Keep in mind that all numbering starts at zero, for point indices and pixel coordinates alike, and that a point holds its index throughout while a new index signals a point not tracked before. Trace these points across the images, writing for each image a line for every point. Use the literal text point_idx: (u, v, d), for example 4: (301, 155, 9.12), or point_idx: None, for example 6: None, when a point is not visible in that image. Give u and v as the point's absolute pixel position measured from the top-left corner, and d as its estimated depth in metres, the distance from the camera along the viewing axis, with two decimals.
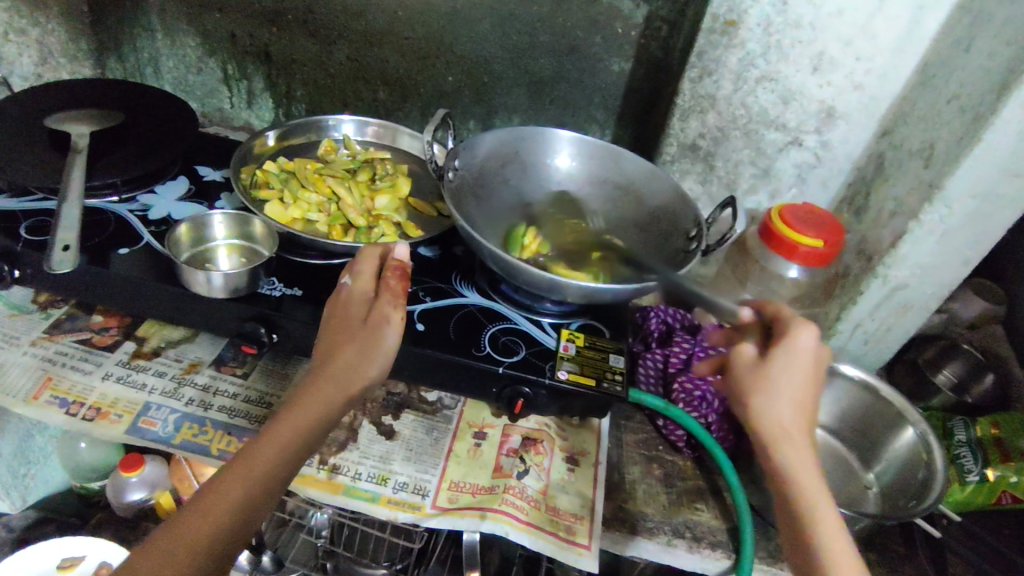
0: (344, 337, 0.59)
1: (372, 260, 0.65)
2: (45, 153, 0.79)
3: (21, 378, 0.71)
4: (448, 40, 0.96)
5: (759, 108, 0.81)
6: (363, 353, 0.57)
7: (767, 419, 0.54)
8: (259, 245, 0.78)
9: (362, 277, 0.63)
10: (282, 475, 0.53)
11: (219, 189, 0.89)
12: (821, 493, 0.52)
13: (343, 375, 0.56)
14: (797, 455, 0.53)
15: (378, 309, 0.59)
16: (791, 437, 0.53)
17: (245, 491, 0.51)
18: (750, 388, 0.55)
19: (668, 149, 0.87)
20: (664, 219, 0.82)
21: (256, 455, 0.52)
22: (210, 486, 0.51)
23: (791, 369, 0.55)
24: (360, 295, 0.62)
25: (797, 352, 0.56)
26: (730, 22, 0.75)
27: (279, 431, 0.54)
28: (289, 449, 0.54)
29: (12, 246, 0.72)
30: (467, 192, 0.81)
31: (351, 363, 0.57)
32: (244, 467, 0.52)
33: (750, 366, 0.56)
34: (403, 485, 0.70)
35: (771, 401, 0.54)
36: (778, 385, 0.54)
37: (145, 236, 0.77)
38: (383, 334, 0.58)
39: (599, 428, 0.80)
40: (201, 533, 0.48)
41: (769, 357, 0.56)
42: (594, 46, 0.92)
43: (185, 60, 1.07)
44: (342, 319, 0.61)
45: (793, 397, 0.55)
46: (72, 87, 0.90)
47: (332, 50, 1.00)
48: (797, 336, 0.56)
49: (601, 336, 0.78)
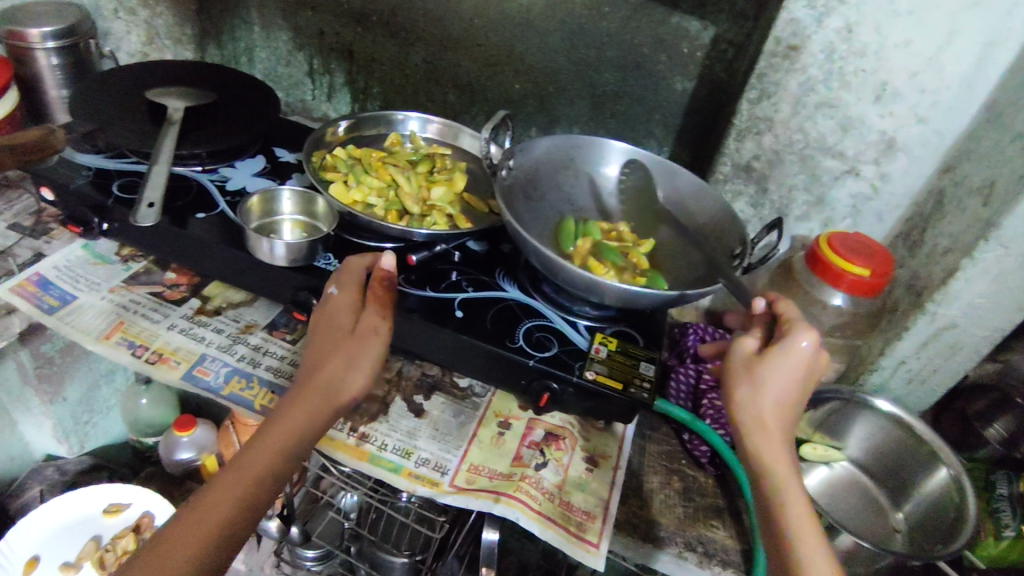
0: (332, 345, 0.65)
1: (355, 273, 0.72)
2: (143, 122, 0.87)
3: (98, 319, 0.78)
4: (517, 49, 1.00)
5: (817, 134, 0.82)
6: (350, 362, 0.63)
7: (748, 413, 0.56)
8: (321, 223, 0.84)
9: (348, 290, 0.70)
10: (273, 482, 0.58)
11: (292, 169, 0.95)
12: (795, 490, 0.53)
13: (331, 387, 0.62)
14: (771, 452, 0.55)
15: (366, 321, 0.66)
16: (770, 437, 0.55)
17: (235, 503, 0.55)
18: (736, 382, 0.57)
19: (721, 168, 0.88)
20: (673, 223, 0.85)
21: (247, 465, 0.57)
22: (202, 498, 0.54)
23: (781, 368, 0.56)
24: (347, 306, 0.68)
25: (791, 353, 0.56)
26: (793, 46, 0.77)
27: (270, 439, 0.58)
28: (280, 459, 0.58)
29: (104, 201, 0.80)
30: (520, 190, 0.84)
31: (338, 375, 0.63)
32: (236, 476, 0.56)
33: (744, 360, 0.59)
34: (426, 461, 0.72)
35: (755, 394, 0.56)
36: (766, 380, 0.56)
37: (221, 204, 0.84)
38: (369, 341, 0.65)
39: (624, 434, 0.80)
40: (194, 540, 0.52)
41: (763, 355, 0.57)
42: (659, 64, 0.95)
43: (277, 53, 1.14)
44: (328, 327, 0.67)
45: (778, 395, 0.56)
46: (173, 66, 0.98)
47: (410, 51, 1.06)
48: (797, 337, 0.57)
49: (635, 343, 0.80)
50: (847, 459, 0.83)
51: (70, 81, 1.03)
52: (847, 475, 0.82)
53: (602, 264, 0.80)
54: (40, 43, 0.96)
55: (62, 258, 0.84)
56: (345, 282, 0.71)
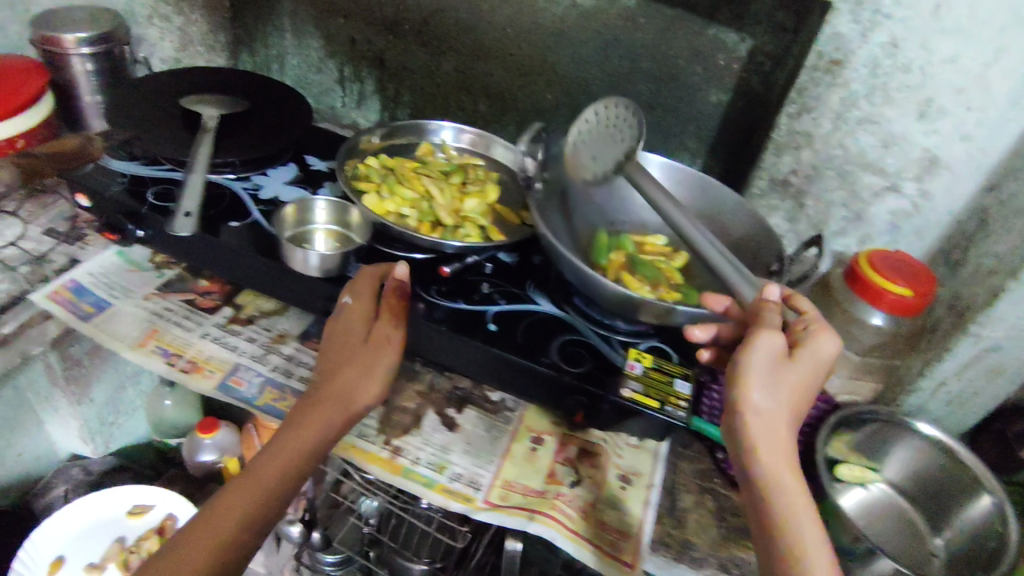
0: (346, 356, 0.66)
1: (369, 280, 0.72)
2: (178, 130, 0.87)
3: (132, 326, 0.78)
4: (551, 59, 1.00)
5: (857, 150, 0.81)
6: (363, 372, 0.65)
7: (764, 418, 0.53)
8: (354, 233, 0.83)
9: (362, 299, 0.70)
10: (286, 490, 0.60)
11: (324, 177, 0.95)
12: (799, 498, 0.52)
13: (343, 397, 0.64)
14: (779, 456, 0.53)
15: (378, 332, 0.67)
16: (778, 441, 0.54)
17: (243, 514, 0.57)
18: (755, 380, 0.53)
19: (757, 182, 0.87)
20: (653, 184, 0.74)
21: (257, 478, 0.59)
22: (213, 509, 0.57)
23: (805, 373, 0.55)
24: (362, 316, 0.69)
25: (817, 357, 0.56)
26: (836, 61, 0.76)
27: (280, 450, 0.61)
28: (290, 470, 0.60)
29: (139, 208, 0.80)
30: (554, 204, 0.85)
31: (351, 385, 0.64)
32: (245, 487, 0.59)
33: (774, 360, 0.54)
34: (459, 476, 0.72)
35: (775, 400, 0.54)
36: (788, 386, 0.54)
37: (254, 213, 0.83)
38: (381, 353, 0.66)
39: (657, 452, 0.79)
40: (204, 551, 0.55)
41: (790, 359, 0.55)
42: (694, 75, 0.95)
43: (308, 60, 1.14)
44: (342, 338, 0.68)
45: (793, 399, 0.54)
46: (204, 72, 0.98)
47: (442, 60, 1.06)
48: (824, 343, 0.56)
49: (669, 359, 0.79)
50: (883, 481, 0.82)
51: (104, 87, 1.03)
52: (886, 499, 0.81)
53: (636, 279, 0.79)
54: (75, 48, 0.96)
55: (99, 262, 0.84)
56: (359, 291, 0.71)
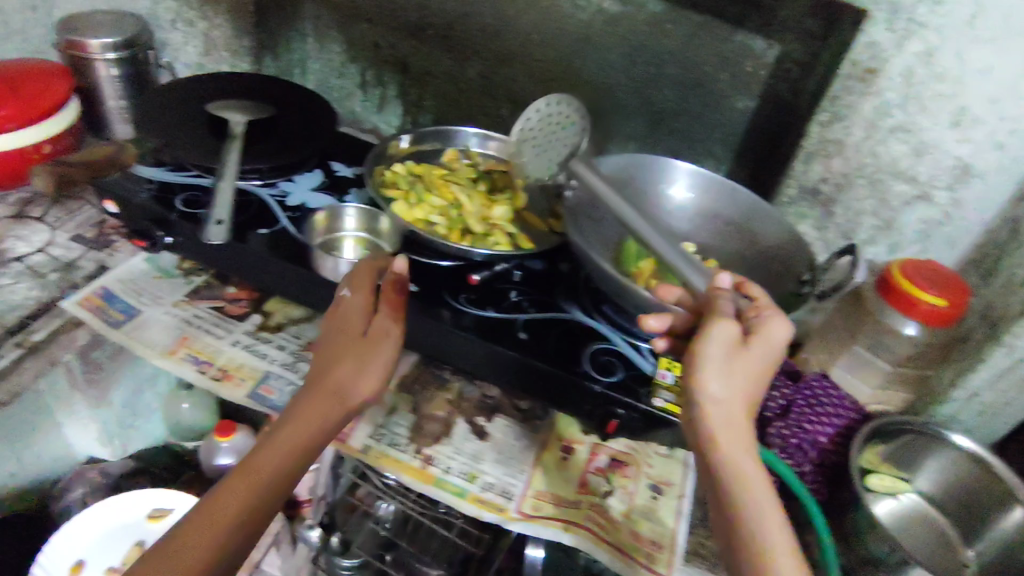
0: (344, 349, 0.64)
1: (367, 272, 0.69)
2: (204, 136, 0.86)
3: (162, 334, 0.78)
4: (576, 65, 0.99)
5: (889, 159, 0.81)
6: (362, 364, 0.63)
7: (718, 405, 0.52)
8: (383, 241, 0.83)
9: (360, 292, 0.68)
10: (283, 485, 0.57)
11: (350, 184, 0.94)
12: (761, 489, 0.50)
13: (342, 389, 0.61)
14: (736, 451, 0.51)
15: (378, 324, 0.65)
16: (736, 435, 0.52)
17: (239, 509, 0.54)
18: (709, 372, 0.52)
19: (787, 190, 0.90)
20: (579, 162, 0.72)
21: (254, 471, 0.56)
22: (205, 506, 0.54)
23: (758, 358, 0.53)
24: (360, 308, 0.67)
25: (769, 342, 0.54)
26: (871, 69, 0.78)
27: (276, 443, 0.58)
28: (288, 464, 0.57)
29: (167, 215, 0.80)
30: (585, 211, 0.84)
31: (350, 377, 0.62)
32: (241, 480, 0.55)
33: (728, 347, 0.53)
34: (491, 485, 0.72)
35: (728, 387, 0.52)
36: (740, 372, 0.52)
37: (282, 219, 0.83)
38: (381, 346, 0.64)
39: (687, 461, 0.79)
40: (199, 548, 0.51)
41: (744, 345, 0.53)
42: (720, 82, 0.92)
43: (330, 64, 1.14)
44: (339, 332, 0.65)
45: (747, 385, 0.53)
46: (227, 78, 0.98)
47: (465, 66, 1.06)
48: (774, 328, 0.55)
49: None
50: (914, 491, 0.82)
51: (128, 92, 1.03)
52: (916, 508, 0.81)
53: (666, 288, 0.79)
54: (101, 53, 0.96)
55: (126, 271, 0.84)
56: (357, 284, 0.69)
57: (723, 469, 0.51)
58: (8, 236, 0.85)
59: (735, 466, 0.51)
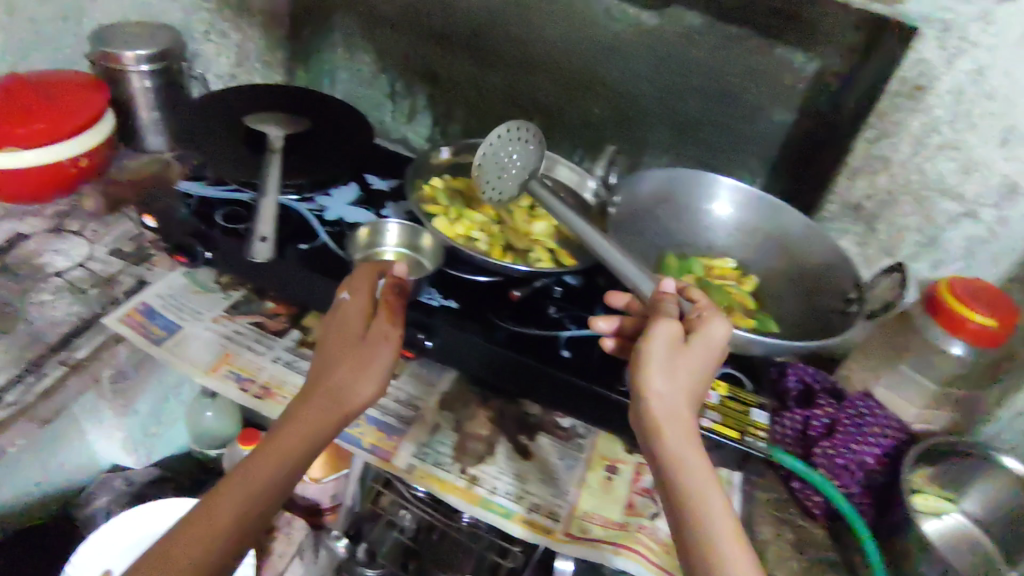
0: (341, 353, 0.63)
1: (368, 275, 0.68)
2: (239, 150, 0.86)
3: (204, 350, 0.78)
4: (607, 75, 0.96)
5: (935, 175, 0.81)
6: (359, 369, 0.62)
7: (662, 405, 0.52)
8: (423, 257, 0.82)
9: (360, 294, 0.67)
10: (279, 488, 0.58)
11: (385, 198, 0.94)
12: (709, 491, 0.49)
13: (340, 393, 0.61)
14: (680, 444, 0.51)
15: (377, 327, 0.65)
16: (681, 428, 0.52)
17: (235, 511, 0.55)
18: (654, 369, 0.52)
19: (829, 207, 0.89)
20: (537, 186, 0.79)
21: (251, 475, 0.57)
22: (204, 506, 0.55)
23: (698, 356, 0.54)
24: (358, 310, 0.66)
25: (709, 342, 0.55)
26: (919, 86, 0.78)
27: (274, 447, 0.58)
28: (284, 468, 0.58)
29: (208, 230, 0.80)
30: (630, 226, 0.84)
31: (347, 381, 0.62)
32: (239, 482, 0.56)
33: (670, 346, 0.53)
34: (537, 506, 0.71)
35: (671, 386, 0.52)
36: (681, 371, 0.53)
37: (322, 234, 0.83)
38: (378, 349, 0.64)
39: (733, 481, 0.79)
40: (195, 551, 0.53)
41: (685, 345, 0.54)
42: (757, 95, 0.89)
43: (358, 74, 1.13)
44: (338, 334, 0.65)
45: (689, 384, 0.53)
46: (258, 89, 0.97)
47: (489, 73, 1.04)
48: (713, 326, 0.56)
49: (744, 388, 0.79)
50: (961, 513, 0.82)
51: (160, 103, 1.02)
52: (963, 530, 0.81)
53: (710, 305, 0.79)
54: (135, 65, 0.96)
55: (165, 285, 0.83)
56: (357, 286, 0.68)
57: (666, 461, 0.51)
58: (46, 250, 0.85)
59: (678, 463, 0.50)
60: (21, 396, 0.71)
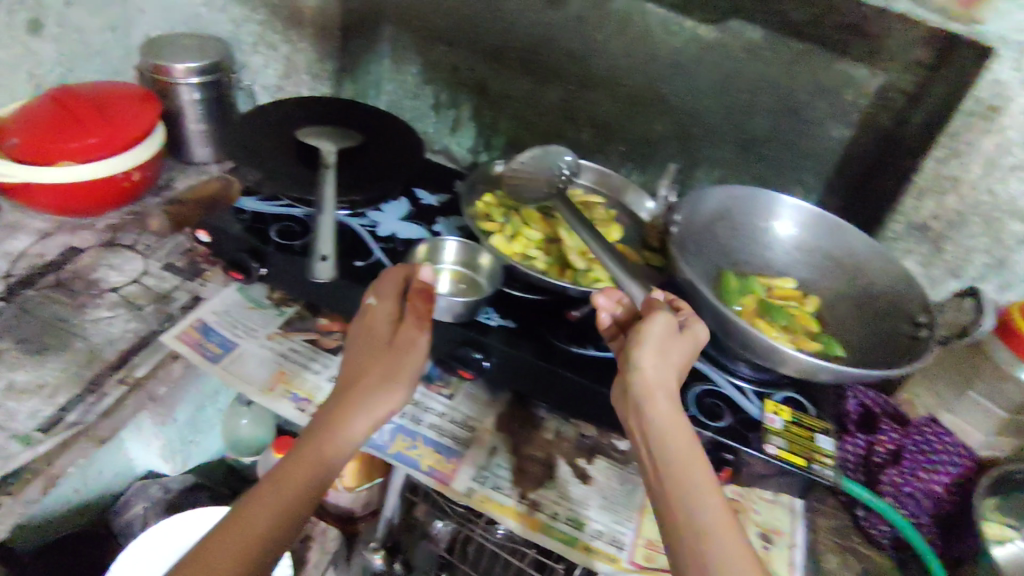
0: (369, 360, 0.62)
1: (395, 278, 0.67)
2: (293, 165, 0.85)
3: (260, 368, 0.77)
4: (663, 90, 0.95)
5: (1008, 197, 0.78)
6: (391, 374, 0.61)
7: (653, 378, 0.57)
8: (480, 276, 0.81)
9: (388, 298, 0.66)
10: (311, 491, 0.57)
11: (436, 213, 0.93)
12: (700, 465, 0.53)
13: (373, 398, 0.60)
14: (670, 419, 0.55)
15: (405, 331, 0.63)
16: (670, 403, 0.56)
17: (273, 514, 0.54)
18: (647, 345, 0.58)
19: (893, 227, 0.87)
20: (561, 201, 0.81)
21: (286, 478, 0.56)
22: (239, 509, 0.54)
23: (685, 345, 0.60)
24: (386, 315, 0.65)
25: (694, 337, 0.61)
26: (995, 107, 0.75)
27: (307, 450, 0.57)
28: (317, 472, 0.57)
29: (264, 247, 0.79)
30: (692, 244, 0.83)
31: (379, 386, 0.60)
32: (274, 485, 0.55)
33: (666, 331, 0.59)
34: (600, 533, 0.70)
35: (663, 364, 0.58)
36: (672, 353, 0.58)
37: (376, 251, 0.82)
38: (409, 355, 0.62)
39: (793, 507, 0.78)
40: (234, 553, 0.51)
41: (677, 335, 0.59)
42: (818, 111, 0.88)
43: (405, 86, 1.12)
44: (366, 339, 0.64)
45: (677, 369, 0.59)
46: (308, 102, 0.97)
47: (540, 85, 1.02)
48: (696, 324, 0.62)
49: (807, 412, 0.77)
50: None
51: (209, 116, 1.02)
52: None
53: (771, 326, 0.77)
54: (185, 78, 0.96)
55: (220, 301, 0.83)
56: (384, 290, 0.67)
57: (652, 432, 0.55)
58: (100, 264, 0.85)
59: (673, 440, 0.54)
60: (84, 415, 0.71)
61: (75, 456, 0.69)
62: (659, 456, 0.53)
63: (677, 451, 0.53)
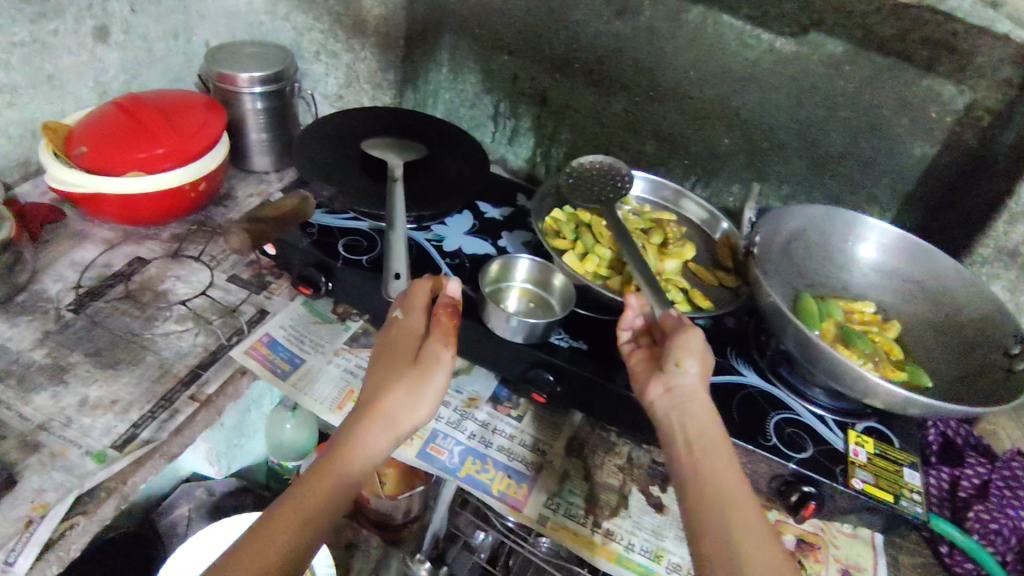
0: (393, 373, 0.58)
1: (422, 291, 0.65)
2: (360, 178, 0.84)
3: (328, 387, 0.76)
4: (733, 103, 0.92)
5: None
6: (415, 390, 0.57)
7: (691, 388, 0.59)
8: (552, 297, 0.79)
9: (414, 311, 0.63)
10: (331, 506, 0.53)
11: (500, 227, 0.91)
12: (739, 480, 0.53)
13: (396, 414, 0.56)
14: (707, 435, 0.56)
15: (431, 346, 0.59)
16: (705, 418, 0.57)
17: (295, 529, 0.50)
18: (690, 356, 0.59)
19: (982, 250, 0.83)
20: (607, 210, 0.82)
21: (308, 493, 0.52)
22: (261, 524, 0.50)
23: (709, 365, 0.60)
24: (413, 329, 0.62)
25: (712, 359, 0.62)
26: None
27: (329, 464, 0.54)
28: (339, 488, 0.54)
29: (333, 262, 0.78)
30: (771, 265, 0.80)
31: (403, 400, 0.56)
32: (295, 500, 0.52)
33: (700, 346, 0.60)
34: (678, 566, 0.68)
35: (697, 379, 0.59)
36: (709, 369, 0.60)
37: (444, 267, 0.81)
38: (434, 369, 0.58)
39: (874, 542, 0.75)
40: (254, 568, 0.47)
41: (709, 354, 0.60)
42: (900, 127, 0.85)
43: (462, 95, 1.11)
44: (392, 352, 0.61)
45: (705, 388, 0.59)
46: (371, 112, 0.95)
47: (602, 96, 1.00)
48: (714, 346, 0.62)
49: (892, 444, 0.74)
50: None
51: (269, 124, 1.01)
52: None
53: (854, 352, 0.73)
54: (248, 87, 0.95)
55: (285, 316, 0.83)
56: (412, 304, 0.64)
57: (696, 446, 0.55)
58: (167, 276, 0.85)
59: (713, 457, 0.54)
60: (156, 433, 0.70)
61: (147, 474, 0.68)
62: (699, 468, 0.53)
63: (715, 459, 0.54)
